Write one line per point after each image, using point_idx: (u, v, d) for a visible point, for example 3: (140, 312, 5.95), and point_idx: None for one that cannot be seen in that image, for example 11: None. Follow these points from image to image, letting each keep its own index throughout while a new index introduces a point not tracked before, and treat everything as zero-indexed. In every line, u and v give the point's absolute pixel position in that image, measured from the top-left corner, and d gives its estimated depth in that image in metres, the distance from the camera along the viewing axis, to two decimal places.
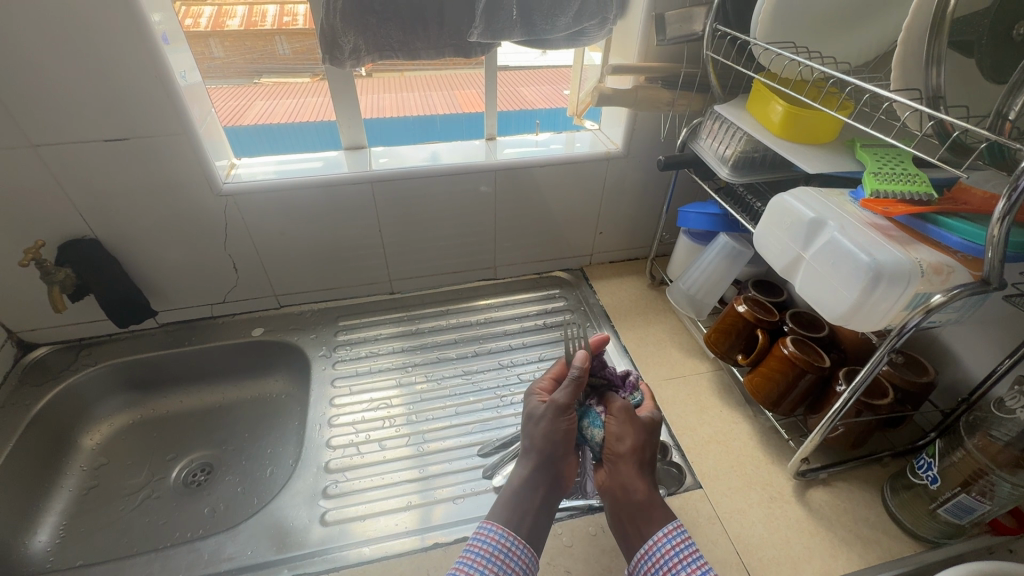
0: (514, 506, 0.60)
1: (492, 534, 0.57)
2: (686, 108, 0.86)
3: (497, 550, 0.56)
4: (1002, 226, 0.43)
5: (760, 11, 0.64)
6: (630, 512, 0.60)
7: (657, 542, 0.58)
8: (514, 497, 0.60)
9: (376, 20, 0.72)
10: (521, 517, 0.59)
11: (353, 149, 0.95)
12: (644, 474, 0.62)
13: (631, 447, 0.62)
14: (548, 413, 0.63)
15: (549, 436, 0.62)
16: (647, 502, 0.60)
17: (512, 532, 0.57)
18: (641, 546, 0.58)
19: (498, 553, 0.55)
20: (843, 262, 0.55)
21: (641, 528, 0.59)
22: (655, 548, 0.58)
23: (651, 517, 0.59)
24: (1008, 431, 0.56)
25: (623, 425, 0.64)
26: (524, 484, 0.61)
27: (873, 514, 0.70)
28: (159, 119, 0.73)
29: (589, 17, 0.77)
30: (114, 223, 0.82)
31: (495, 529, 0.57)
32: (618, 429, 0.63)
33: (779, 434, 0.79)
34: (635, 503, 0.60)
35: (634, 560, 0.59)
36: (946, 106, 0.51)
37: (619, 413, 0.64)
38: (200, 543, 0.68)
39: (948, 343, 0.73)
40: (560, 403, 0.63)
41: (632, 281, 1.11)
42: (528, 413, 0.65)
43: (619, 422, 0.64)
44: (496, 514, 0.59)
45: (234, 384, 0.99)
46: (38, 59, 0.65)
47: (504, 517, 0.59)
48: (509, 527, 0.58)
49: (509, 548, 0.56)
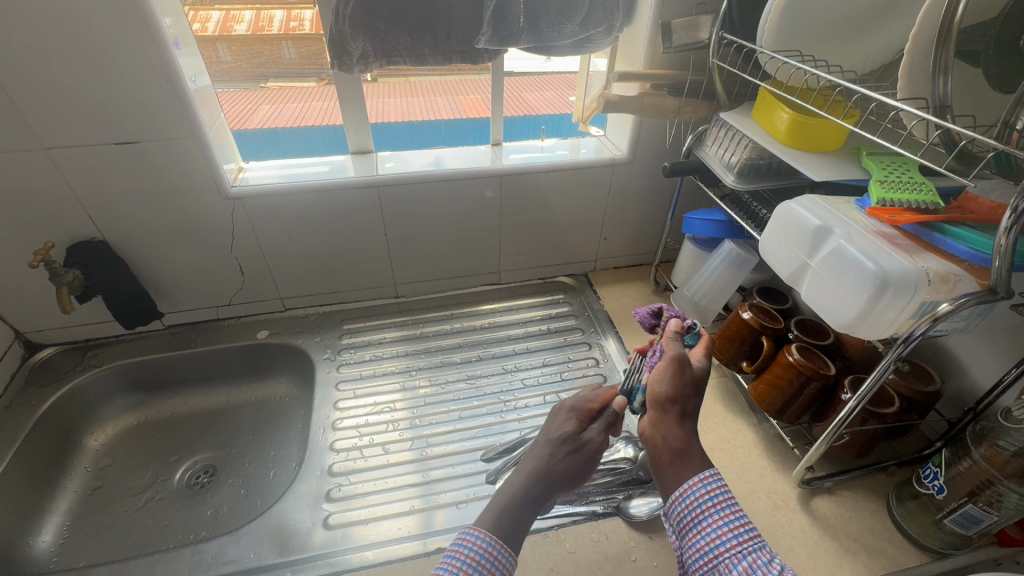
0: (507, 516, 0.50)
1: (480, 541, 0.48)
2: (692, 115, 0.86)
3: (486, 560, 0.47)
4: (1009, 235, 0.44)
5: (768, 16, 0.64)
6: (667, 458, 0.53)
7: (693, 486, 0.51)
8: (511, 505, 0.51)
9: (384, 26, 0.73)
10: (513, 527, 0.50)
11: (360, 154, 0.95)
12: (687, 420, 0.55)
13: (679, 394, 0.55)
14: (584, 448, 0.55)
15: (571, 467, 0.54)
16: (686, 448, 0.53)
17: (499, 541, 0.48)
18: (676, 491, 0.52)
19: (486, 562, 0.47)
20: (849, 271, 0.55)
21: (679, 472, 0.53)
22: (689, 492, 0.51)
23: (690, 462, 0.53)
24: (1015, 441, 0.56)
25: (678, 376, 0.55)
26: (524, 494, 0.51)
27: (878, 524, 0.69)
28: (170, 122, 0.74)
29: (596, 24, 0.78)
30: (123, 225, 0.82)
31: (482, 535, 0.49)
32: (666, 377, 0.55)
33: (784, 443, 0.79)
34: (674, 449, 0.53)
35: (668, 501, 0.52)
36: (952, 115, 0.51)
37: (674, 366, 0.56)
38: (203, 545, 0.68)
39: (954, 353, 0.73)
40: (597, 440, 0.56)
41: (636, 287, 1.11)
42: (561, 433, 0.56)
43: (671, 373, 0.55)
44: (485, 519, 0.50)
45: (238, 386, 0.99)
46: (52, 62, 0.66)
47: (496, 522, 0.50)
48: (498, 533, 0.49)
49: (497, 558, 0.48)
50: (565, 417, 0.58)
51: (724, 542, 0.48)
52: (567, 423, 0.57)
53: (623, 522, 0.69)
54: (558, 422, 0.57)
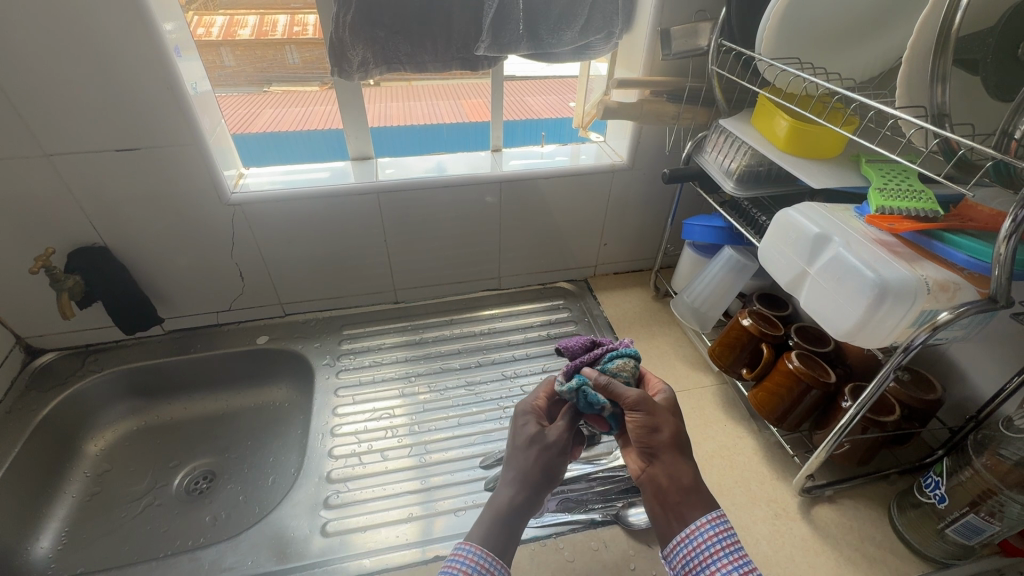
0: (499, 531, 0.53)
1: (471, 554, 0.50)
2: (691, 122, 0.86)
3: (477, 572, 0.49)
4: (1008, 243, 0.43)
5: (767, 23, 0.64)
6: (673, 496, 0.54)
7: (700, 527, 0.52)
8: (502, 522, 0.53)
9: (384, 34, 0.73)
10: (505, 541, 0.52)
11: (361, 159, 0.95)
12: (685, 458, 0.56)
13: (669, 438, 0.56)
14: (552, 444, 0.57)
15: (543, 465, 0.56)
16: (693, 487, 0.54)
17: (495, 558, 0.51)
18: (682, 531, 0.53)
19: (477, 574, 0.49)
20: (848, 279, 0.55)
21: (685, 511, 0.53)
22: (696, 533, 0.52)
23: (695, 501, 0.54)
24: (1017, 450, 0.55)
25: (652, 416, 0.57)
26: (514, 507, 0.54)
27: (879, 533, 0.69)
28: (171, 130, 0.74)
29: (595, 31, 0.78)
30: (124, 231, 0.83)
31: (473, 549, 0.50)
32: (647, 421, 0.56)
33: (785, 450, 0.78)
34: (682, 488, 0.54)
35: (669, 545, 0.53)
36: (952, 124, 0.51)
37: (638, 409, 0.57)
38: (201, 552, 0.68)
39: (956, 360, 0.73)
40: (562, 432, 0.58)
41: (637, 293, 1.11)
42: (524, 436, 0.58)
43: (644, 415, 0.57)
44: (476, 534, 0.52)
45: (238, 392, 0.99)
46: (54, 69, 0.66)
47: (487, 537, 0.52)
48: (487, 547, 0.51)
49: (488, 569, 0.49)
50: (526, 419, 0.60)
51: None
52: (530, 423, 0.59)
53: (622, 531, 0.68)
54: (520, 426, 0.60)
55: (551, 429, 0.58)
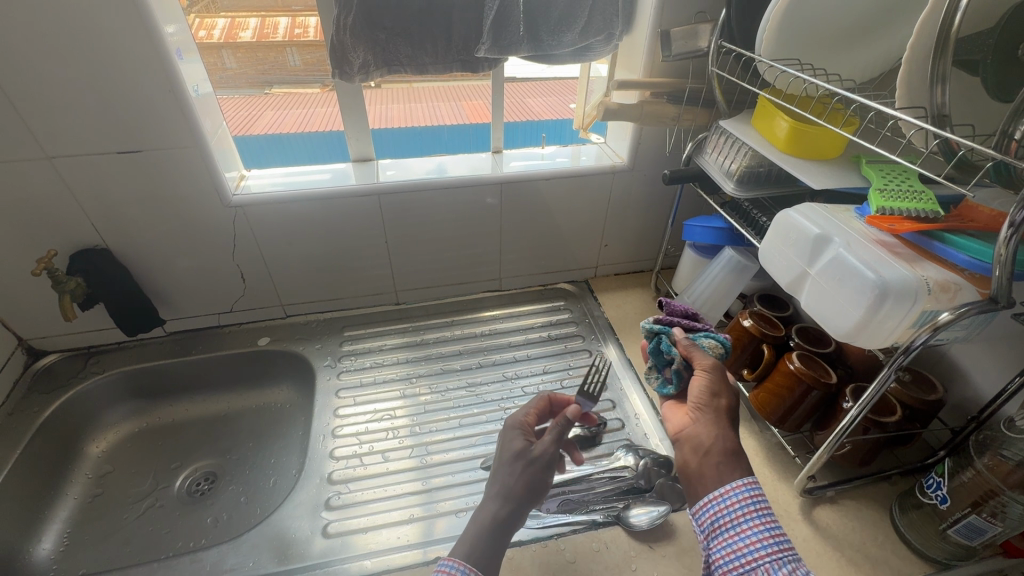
0: (484, 547, 0.52)
1: (455, 570, 0.49)
2: (691, 123, 0.86)
3: None
4: (1010, 244, 0.43)
5: (767, 24, 0.64)
6: (716, 456, 0.55)
7: (736, 488, 0.53)
8: (488, 536, 0.52)
9: (385, 36, 0.73)
10: (490, 558, 0.52)
11: (361, 161, 0.95)
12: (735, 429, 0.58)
13: (726, 405, 0.58)
14: (538, 458, 0.57)
15: (527, 479, 0.56)
16: (736, 453, 0.56)
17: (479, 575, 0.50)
18: (716, 491, 0.53)
19: None
20: (849, 280, 0.55)
21: (726, 473, 0.54)
22: (731, 493, 0.53)
23: (737, 466, 0.55)
24: (1019, 451, 0.55)
25: (716, 381, 0.60)
26: (499, 522, 0.53)
27: (881, 534, 0.69)
28: (173, 132, 0.75)
29: (596, 33, 0.78)
30: (125, 233, 0.83)
31: (457, 565, 0.50)
32: (710, 384, 0.59)
33: (786, 451, 0.78)
34: (725, 450, 0.55)
35: (700, 503, 0.54)
36: (951, 125, 0.51)
37: (707, 370, 0.60)
38: (202, 554, 0.68)
39: (957, 361, 0.72)
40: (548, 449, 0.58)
41: (637, 294, 1.11)
42: (510, 450, 0.58)
43: (712, 378, 0.60)
44: (462, 549, 0.52)
45: (240, 393, 0.99)
46: (57, 72, 0.67)
47: (471, 552, 0.51)
48: (471, 563, 0.50)
49: None
50: (514, 434, 0.60)
51: (766, 547, 0.49)
52: (516, 438, 0.59)
53: (623, 531, 0.68)
54: (506, 441, 0.60)
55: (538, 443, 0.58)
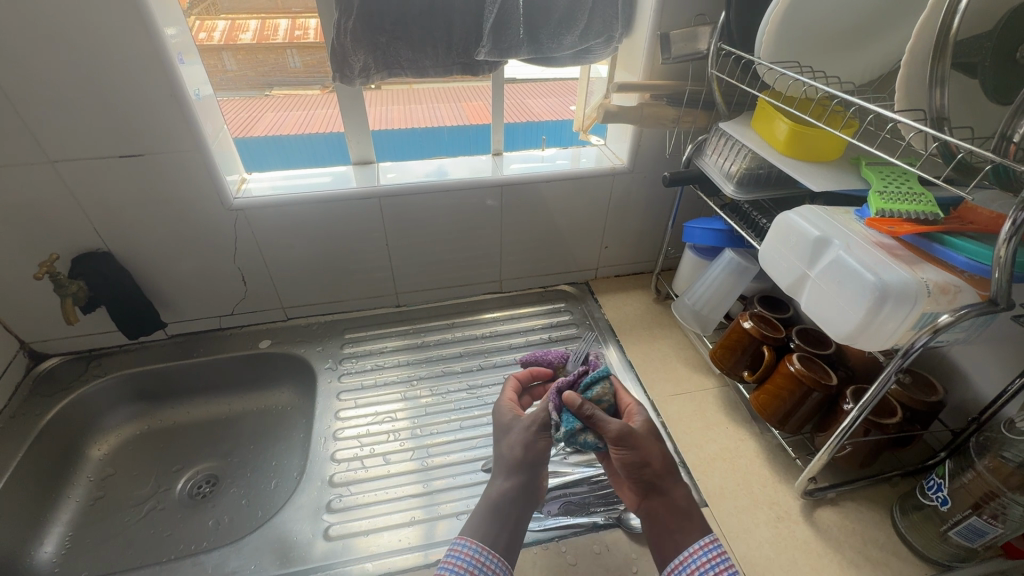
0: (492, 522, 0.59)
1: (466, 550, 0.56)
2: (691, 125, 0.86)
3: (473, 566, 0.54)
4: (1008, 246, 0.43)
5: (766, 26, 0.64)
6: (669, 524, 0.60)
7: (693, 553, 0.57)
8: (494, 512, 0.59)
9: (385, 39, 0.73)
10: (500, 530, 0.58)
11: (362, 164, 0.95)
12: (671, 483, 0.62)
13: (657, 470, 0.61)
14: (529, 427, 0.64)
15: (526, 446, 0.63)
16: (683, 510, 0.61)
17: (490, 547, 0.56)
18: (676, 558, 0.58)
19: (473, 567, 0.54)
20: (848, 283, 0.55)
21: (679, 538, 0.59)
22: (690, 559, 0.57)
23: (688, 527, 0.60)
24: (1019, 453, 0.55)
25: (637, 450, 0.61)
26: (505, 497, 0.60)
27: (882, 536, 0.69)
28: (174, 136, 0.75)
29: (595, 36, 0.79)
30: (127, 236, 0.83)
31: (469, 545, 0.56)
32: (636, 459, 0.61)
33: (787, 453, 0.78)
34: (674, 514, 0.60)
35: (668, 567, 0.58)
36: (950, 127, 0.51)
37: (621, 443, 0.60)
38: (204, 557, 0.68)
39: (957, 362, 0.73)
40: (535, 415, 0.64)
41: (638, 295, 1.11)
42: (502, 427, 0.67)
43: (631, 450, 0.60)
44: (471, 529, 0.58)
45: (241, 396, 0.99)
46: (58, 77, 0.67)
47: (480, 531, 0.58)
48: (487, 543, 0.57)
49: (483, 563, 0.55)
50: (506, 411, 0.69)
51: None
52: (507, 413, 0.68)
53: (624, 534, 0.68)
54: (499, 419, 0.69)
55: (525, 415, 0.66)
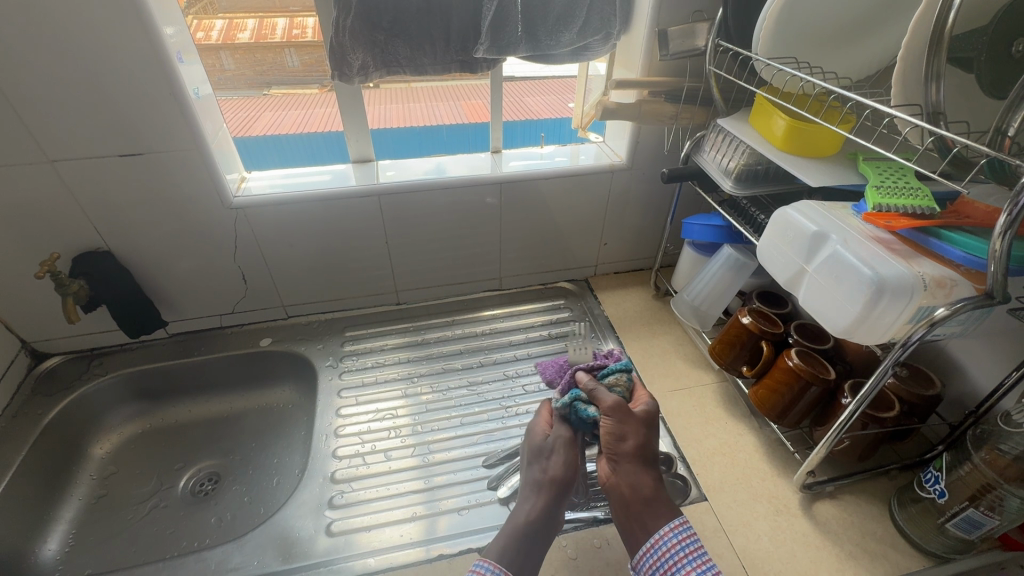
0: (518, 545, 0.58)
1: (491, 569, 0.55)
2: (689, 122, 0.86)
3: None
4: (1004, 240, 0.44)
5: (763, 22, 0.64)
6: (638, 506, 0.60)
7: (665, 536, 0.58)
8: (523, 535, 0.59)
9: (383, 37, 0.74)
10: (526, 557, 0.58)
11: (361, 162, 0.96)
12: (648, 468, 0.63)
13: (633, 446, 0.63)
14: (559, 448, 0.65)
15: (562, 469, 0.64)
16: (654, 497, 0.61)
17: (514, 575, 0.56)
18: (647, 541, 0.59)
19: None
20: (845, 277, 0.56)
21: (649, 521, 0.60)
22: (661, 542, 0.58)
23: (658, 511, 0.60)
24: (1016, 445, 0.56)
25: (621, 425, 0.64)
26: (532, 522, 0.60)
27: (880, 528, 0.69)
28: (174, 135, 0.75)
29: (593, 32, 0.79)
30: (127, 235, 0.84)
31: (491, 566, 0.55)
32: (616, 430, 0.64)
33: (785, 447, 0.79)
34: (643, 497, 0.61)
35: (638, 555, 0.59)
36: (945, 122, 0.52)
37: (613, 414, 0.64)
38: (207, 553, 0.68)
39: (955, 356, 0.73)
40: (565, 429, 0.67)
41: (637, 292, 1.11)
42: (532, 449, 0.67)
43: (616, 422, 0.64)
44: (494, 548, 0.58)
45: (242, 393, 1.00)
46: (59, 77, 0.67)
47: (504, 554, 0.57)
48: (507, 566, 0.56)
49: None
50: (537, 431, 0.69)
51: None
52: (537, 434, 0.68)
53: None
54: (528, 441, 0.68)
55: (552, 437, 0.67)
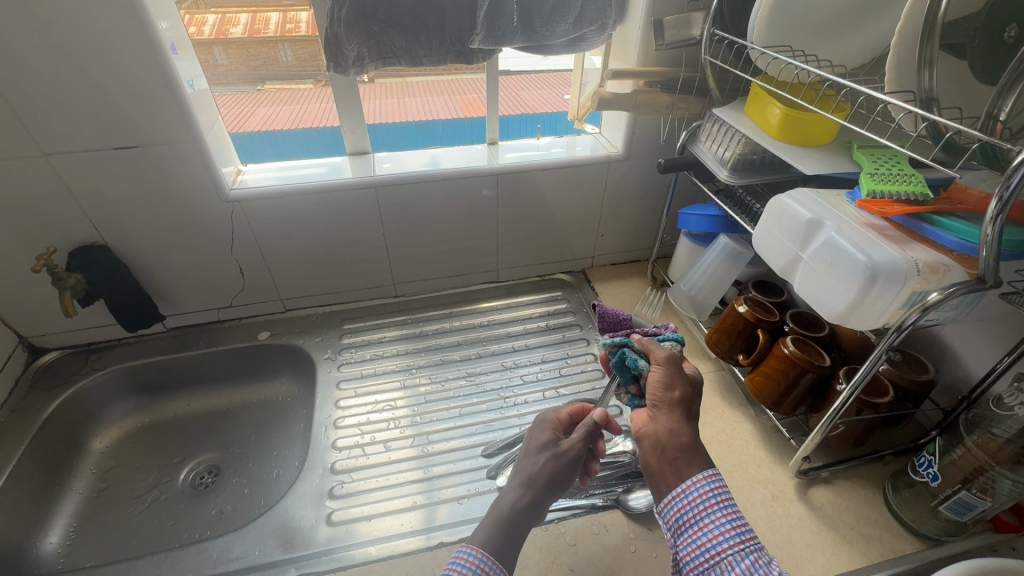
0: (500, 533, 0.53)
1: (472, 557, 0.50)
2: (685, 111, 0.87)
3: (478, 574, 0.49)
4: (994, 225, 0.44)
5: (759, 11, 0.65)
6: (672, 452, 0.55)
7: (696, 483, 0.53)
8: (504, 524, 0.54)
9: (378, 28, 0.73)
10: (507, 548, 0.53)
11: (357, 155, 0.95)
12: (692, 420, 0.57)
13: (681, 396, 0.57)
14: (566, 452, 0.58)
15: (555, 472, 0.57)
16: (692, 447, 0.55)
17: (494, 562, 0.51)
18: (677, 487, 0.54)
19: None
20: (839, 262, 0.56)
21: (682, 468, 0.54)
22: (692, 489, 0.53)
23: (693, 461, 0.54)
24: (1008, 428, 0.57)
25: (672, 375, 0.58)
26: (516, 511, 0.55)
27: (874, 512, 0.70)
28: (170, 128, 0.75)
29: (588, 23, 0.79)
30: (124, 229, 0.83)
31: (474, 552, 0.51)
32: (664, 377, 0.58)
33: (781, 434, 0.80)
34: (680, 445, 0.54)
35: (665, 501, 0.54)
36: (938, 108, 0.53)
37: (665, 364, 0.59)
38: (208, 544, 0.69)
39: (948, 342, 0.74)
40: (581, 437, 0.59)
41: (634, 283, 1.12)
42: (536, 442, 0.60)
43: (666, 372, 0.58)
44: (480, 537, 0.53)
45: (241, 387, 1.00)
46: (52, 70, 0.67)
47: (488, 540, 0.52)
48: (488, 551, 0.51)
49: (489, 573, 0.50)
50: (543, 428, 0.62)
51: (727, 540, 0.50)
52: (546, 432, 0.61)
53: (622, 514, 0.70)
54: (536, 434, 0.62)
55: (566, 441, 0.60)
